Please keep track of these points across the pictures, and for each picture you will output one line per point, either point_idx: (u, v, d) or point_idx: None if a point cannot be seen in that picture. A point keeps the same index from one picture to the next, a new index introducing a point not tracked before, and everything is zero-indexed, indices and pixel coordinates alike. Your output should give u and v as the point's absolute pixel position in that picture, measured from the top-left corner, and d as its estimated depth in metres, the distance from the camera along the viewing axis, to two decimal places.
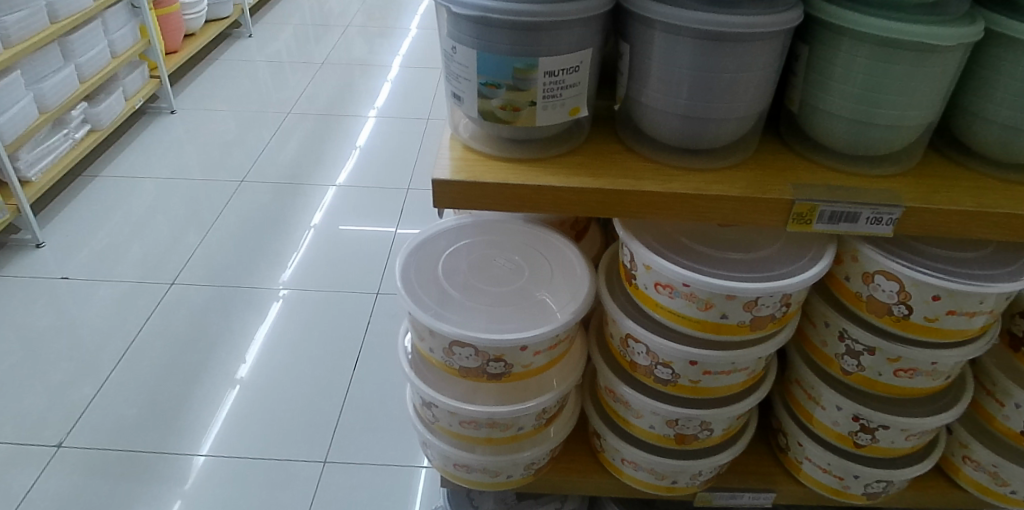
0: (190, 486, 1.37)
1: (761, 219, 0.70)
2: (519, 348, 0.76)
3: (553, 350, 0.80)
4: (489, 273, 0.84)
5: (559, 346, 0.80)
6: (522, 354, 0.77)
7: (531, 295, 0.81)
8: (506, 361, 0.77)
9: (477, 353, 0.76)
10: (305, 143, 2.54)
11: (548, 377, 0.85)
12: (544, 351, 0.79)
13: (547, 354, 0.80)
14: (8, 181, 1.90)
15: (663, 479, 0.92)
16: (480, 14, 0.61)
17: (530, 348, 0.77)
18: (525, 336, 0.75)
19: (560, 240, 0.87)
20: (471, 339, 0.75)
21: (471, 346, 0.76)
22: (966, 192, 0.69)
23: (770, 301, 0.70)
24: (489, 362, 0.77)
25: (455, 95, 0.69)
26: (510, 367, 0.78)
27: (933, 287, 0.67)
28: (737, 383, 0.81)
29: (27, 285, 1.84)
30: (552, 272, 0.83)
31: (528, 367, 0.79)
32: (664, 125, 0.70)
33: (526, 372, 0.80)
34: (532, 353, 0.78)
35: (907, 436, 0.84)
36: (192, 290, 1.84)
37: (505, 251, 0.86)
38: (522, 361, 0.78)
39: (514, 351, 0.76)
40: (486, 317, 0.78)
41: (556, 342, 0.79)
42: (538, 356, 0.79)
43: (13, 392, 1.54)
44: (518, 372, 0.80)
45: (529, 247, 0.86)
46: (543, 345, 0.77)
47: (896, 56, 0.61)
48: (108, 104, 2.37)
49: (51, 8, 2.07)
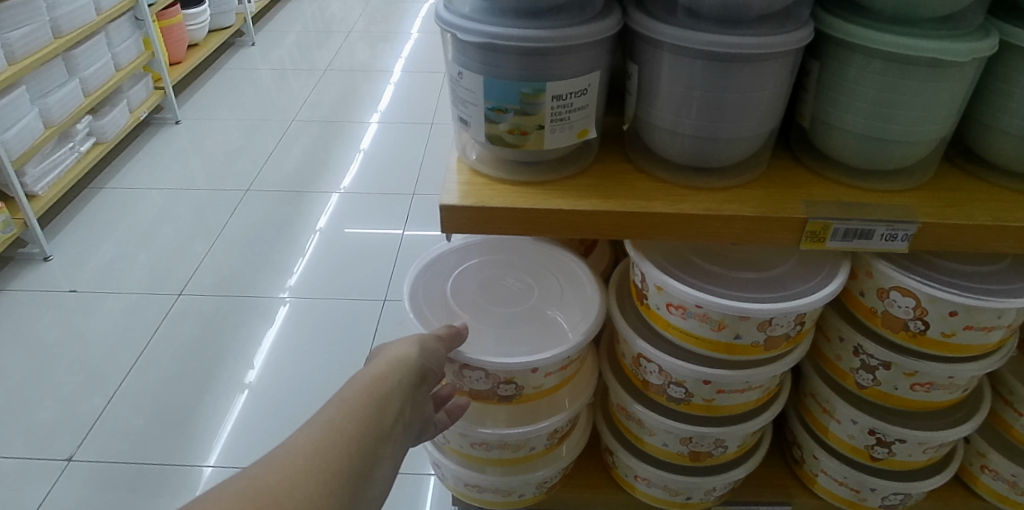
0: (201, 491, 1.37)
1: (773, 239, 0.69)
2: (530, 370, 0.76)
3: (565, 369, 0.79)
4: (498, 292, 0.83)
5: (571, 366, 0.80)
6: (534, 375, 0.77)
7: (542, 315, 0.80)
8: (518, 382, 0.77)
9: (488, 376, 0.76)
10: (309, 150, 2.55)
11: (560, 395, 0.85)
12: (555, 372, 0.78)
13: (558, 375, 0.79)
14: (14, 195, 1.91)
15: (677, 496, 0.92)
16: (487, 41, 0.61)
17: (541, 369, 0.76)
18: (537, 359, 0.74)
19: (571, 258, 0.87)
20: (481, 362, 0.75)
21: (482, 368, 0.76)
22: (981, 204, 0.68)
23: (784, 320, 0.69)
24: (500, 383, 0.77)
25: (462, 119, 0.69)
26: (520, 389, 0.78)
27: (950, 302, 0.67)
28: (751, 401, 0.80)
29: (36, 299, 1.85)
30: (562, 292, 0.83)
31: (539, 388, 0.79)
32: (674, 146, 0.69)
33: (538, 392, 0.80)
34: (543, 374, 0.77)
35: (924, 450, 0.83)
36: (201, 300, 1.84)
37: (514, 271, 0.86)
38: (534, 382, 0.78)
39: (525, 373, 0.76)
40: (496, 339, 0.77)
41: (567, 363, 0.79)
42: (550, 377, 0.79)
43: (23, 406, 1.55)
44: (530, 393, 0.79)
45: (538, 265, 0.86)
46: (555, 365, 0.77)
47: (909, 72, 0.60)
48: (113, 116, 2.38)
49: (55, 23, 2.07)
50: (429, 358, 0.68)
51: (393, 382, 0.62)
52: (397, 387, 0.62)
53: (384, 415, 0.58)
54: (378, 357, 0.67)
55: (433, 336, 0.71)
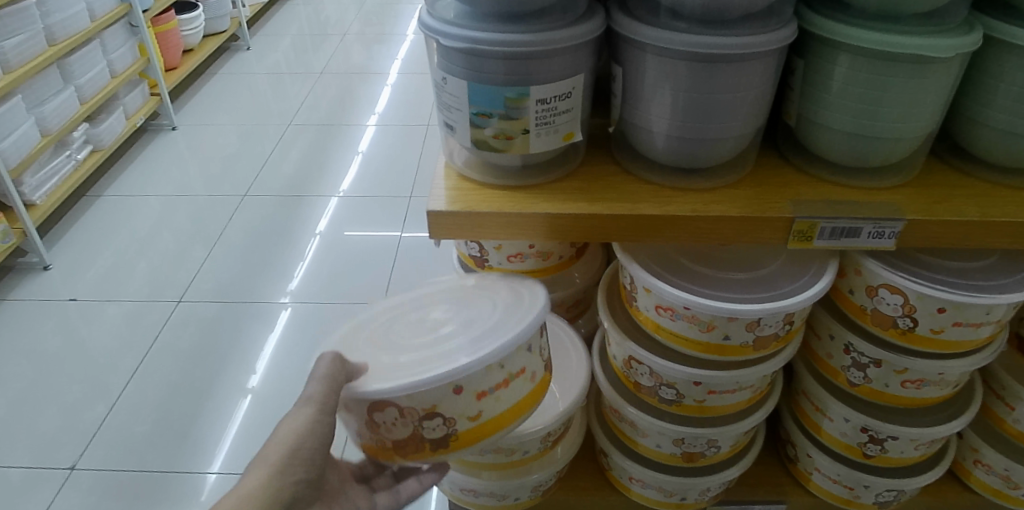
0: (205, 497, 1.38)
1: (762, 239, 0.69)
2: (453, 393, 0.65)
3: (505, 389, 0.69)
4: (411, 328, 0.73)
5: (515, 384, 0.70)
6: (463, 402, 0.66)
7: (464, 329, 0.70)
8: (446, 416, 0.66)
9: (403, 413, 0.66)
10: (307, 153, 2.55)
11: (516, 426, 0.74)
12: (492, 394, 0.68)
13: (499, 400, 0.69)
14: (12, 205, 1.91)
15: (672, 496, 0.92)
16: (469, 46, 0.61)
17: (465, 389, 0.66)
18: (456, 372, 0.64)
19: (513, 280, 0.78)
20: (389, 397, 0.64)
21: (394, 408, 0.65)
22: (967, 199, 0.68)
23: (772, 321, 0.69)
24: (423, 421, 0.66)
25: (448, 125, 0.69)
26: (453, 425, 0.67)
27: (938, 299, 0.67)
28: (742, 401, 0.81)
29: (37, 308, 1.85)
30: (492, 309, 0.73)
31: (479, 417, 0.68)
32: (661, 148, 0.69)
33: (481, 423, 0.68)
34: (474, 400, 0.67)
35: (916, 446, 0.83)
36: (200, 306, 1.84)
37: (437, 307, 0.76)
38: (467, 411, 0.67)
39: (450, 399, 0.65)
40: (406, 364, 0.67)
41: (503, 382, 0.68)
42: (488, 401, 0.68)
43: (25, 416, 1.55)
44: (472, 427, 0.68)
45: (470, 298, 0.77)
46: (487, 380, 0.67)
47: (892, 69, 0.60)
48: (109, 123, 2.38)
49: (49, 31, 2.07)
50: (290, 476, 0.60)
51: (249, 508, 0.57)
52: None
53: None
54: (254, 467, 0.60)
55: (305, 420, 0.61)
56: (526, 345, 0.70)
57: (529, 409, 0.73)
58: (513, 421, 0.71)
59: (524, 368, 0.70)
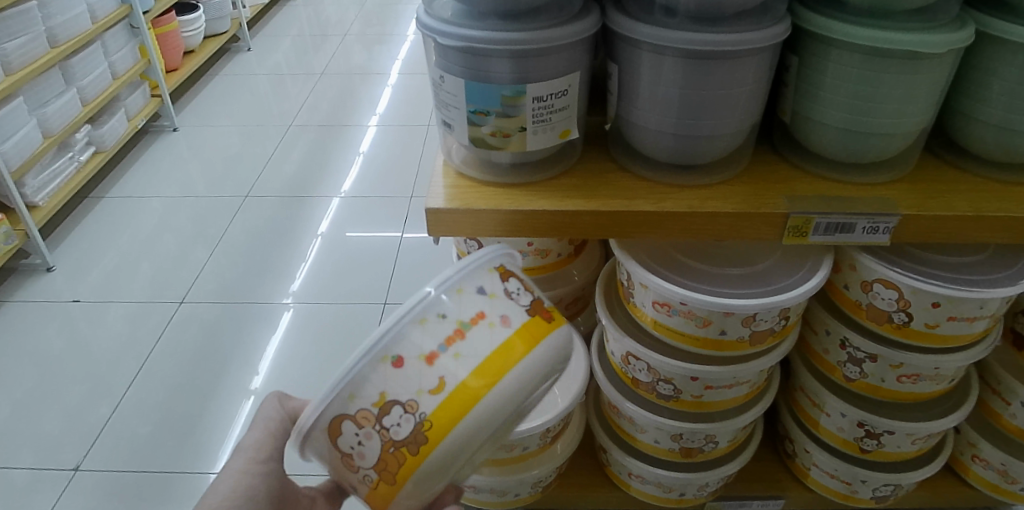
0: None
1: (756, 234, 0.70)
2: (392, 367, 0.54)
3: (464, 342, 0.54)
4: None
5: (476, 335, 0.55)
6: (409, 372, 0.53)
7: None
8: (402, 401, 0.53)
9: (360, 422, 0.55)
10: (308, 154, 2.55)
11: (523, 399, 0.56)
12: (447, 353, 0.54)
13: (461, 359, 0.53)
14: (15, 207, 1.92)
15: (671, 492, 0.93)
16: (465, 44, 0.61)
17: (405, 358, 0.54)
18: (377, 338, 0.54)
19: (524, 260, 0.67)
20: (334, 409, 0.55)
21: (348, 421, 0.55)
22: (961, 194, 0.69)
23: (768, 315, 0.70)
24: (383, 420, 0.54)
25: (445, 122, 0.69)
26: (417, 409, 0.53)
27: (933, 294, 0.67)
28: (740, 396, 0.81)
29: (41, 309, 1.86)
30: None
31: (445, 386, 0.53)
32: (656, 145, 0.69)
33: (449, 393, 0.53)
34: (424, 369, 0.53)
35: (913, 441, 0.83)
36: (202, 307, 1.85)
37: None
38: (423, 384, 0.53)
39: (395, 377, 0.54)
40: None
41: (456, 338, 0.54)
42: (445, 362, 0.53)
43: (30, 417, 1.56)
44: (443, 402, 0.53)
45: None
46: (429, 338, 0.54)
47: (885, 65, 0.61)
48: (111, 125, 2.39)
49: (51, 32, 2.08)
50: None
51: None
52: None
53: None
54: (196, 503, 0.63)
55: (234, 470, 0.65)
56: (476, 289, 0.57)
57: (522, 364, 0.54)
58: (507, 382, 0.54)
59: (484, 313, 0.56)
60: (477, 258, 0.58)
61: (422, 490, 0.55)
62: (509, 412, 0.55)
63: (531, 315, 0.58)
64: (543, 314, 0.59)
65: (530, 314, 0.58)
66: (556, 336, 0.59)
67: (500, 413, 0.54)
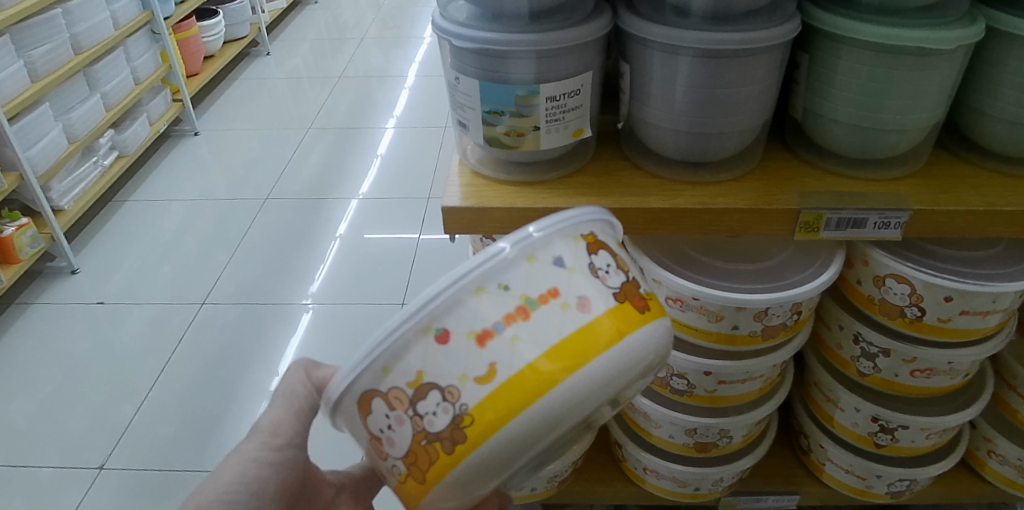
0: None
1: (768, 230, 0.70)
2: (436, 343, 0.47)
3: (526, 323, 0.46)
4: None
5: (542, 316, 0.47)
6: (455, 351, 0.47)
7: None
8: (442, 386, 0.47)
9: (392, 403, 0.49)
10: (327, 156, 2.59)
11: (599, 400, 0.47)
12: (503, 334, 0.46)
13: (519, 344, 0.46)
14: (42, 211, 1.97)
15: (686, 487, 0.94)
16: (480, 46, 0.63)
17: (451, 334, 0.47)
18: (421, 306, 0.47)
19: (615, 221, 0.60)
20: (368, 382, 0.50)
21: (380, 399, 0.50)
22: (973, 189, 0.69)
23: (780, 310, 0.71)
24: (418, 406, 0.48)
25: (461, 123, 0.71)
26: (458, 397, 0.46)
27: (945, 288, 0.68)
28: (754, 391, 0.82)
29: (66, 311, 1.91)
30: None
31: (495, 375, 0.46)
32: (669, 142, 0.70)
33: (499, 384, 0.45)
34: (474, 350, 0.47)
35: (928, 435, 0.84)
36: (223, 309, 1.89)
37: None
38: (469, 368, 0.46)
39: (438, 354, 0.47)
40: None
41: (516, 316, 0.47)
42: (500, 344, 0.46)
43: (57, 416, 1.61)
44: (492, 393, 0.45)
45: None
46: (485, 314, 0.47)
47: (895, 61, 0.61)
48: (133, 130, 2.44)
49: (76, 39, 2.14)
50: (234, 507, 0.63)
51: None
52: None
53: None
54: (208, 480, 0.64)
55: (245, 457, 0.65)
56: (552, 259, 0.49)
57: (598, 361, 0.46)
58: (578, 379, 0.45)
59: (556, 291, 0.48)
60: (556, 224, 0.50)
61: (456, 493, 0.49)
62: (571, 417, 0.47)
63: (618, 300, 0.49)
64: (633, 302, 0.50)
65: (617, 299, 0.49)
66: (646, 329, 0.50)
67: (563, 416, 0.46)
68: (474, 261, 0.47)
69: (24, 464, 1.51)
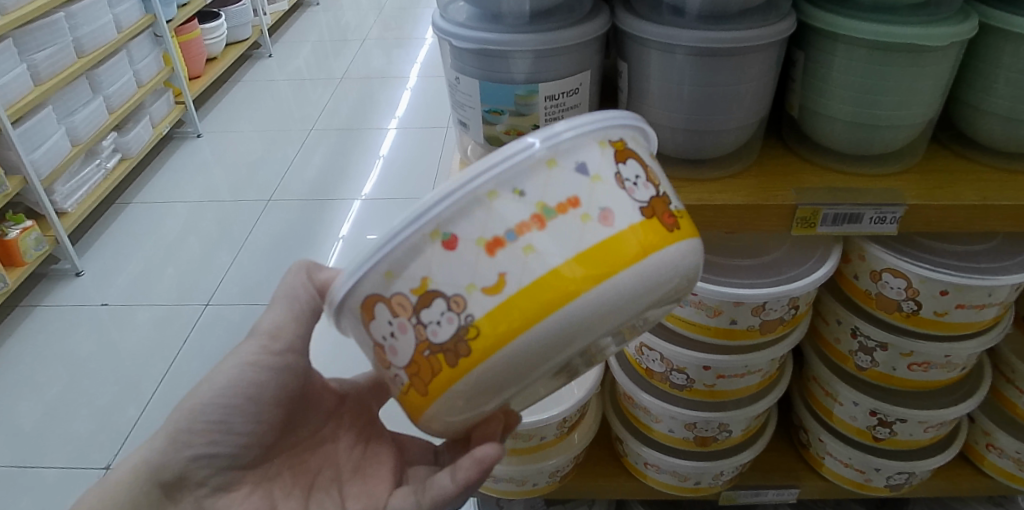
0: None
1: (766, 226, 0.71)
2: (444, 248, 0.47)
3: (542, 233, 0.46)
4: None
5: (560, 225, 0.46)
6: (462, 257, 0.47)
7: None
8: (448, 295, 0.47)
9: (396, 307, 0.50)
10: (329, 158, 2.60)
11: (617, 319, 0.47)
12: (515, 244, 0.46)
13: (533, 254, 0.45)
14: (45, 213, 1.98)
15: (687, 481, 0.94)
16: (480, 46, 0.64)
17: (459, 238, 0.47)
18: (429, 209, 0.47)
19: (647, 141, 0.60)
20: (372, 285, 0.51)
21: (383, 305, 0.51)
22: (969, 184, 0.70)
23: (777, 305, 0.72)
24: (422, 313, 0.49)
25: (462, 122, 0.72)
26: (464, 307, 0.47)
27: (941, 282, 0.69)
28: (753, 385, 0.83)
29: (71, 313, 1.92)
30: None
31: (504, 286, 0.45)
32: (667, 140, 0.71)
33: (508, 295, 0.45)
34: (483, 259, 0.46)
35: (925, 428, 0.85)
36: (226, 310, 1.90)
37: None
38: (477, 275, 0.46)
39: (445, 260, 0.47)
40: None
41: (531, 223, 0.46)
42: (510, 255, 0.46)
43: (62, 417, 1.62)
44: (498, 305, 0.45)
45: None
46: (497, 221, 0.46)
47: (891, 59, 0.62)
48: (136, 132, 2.45)
49: (78, 43, 2.15)
50: (228, 412, 0.65)
51: (182, 431, 0.64)
52: (198, 450, 0.64)
53: (154, 496, 0.63)
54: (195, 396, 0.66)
55: (240, 362, 0.66)
56: (575, 166, 0.48)
57: (618, 276, 0.45)
58: (596, 293, 0.45)
59: (577, 201, 0.47)
60: (582, 130, 0.48)
61: (460, 409, 0.50)
62: (585, 334, 0.47)
63: (643, 216, 0.48)
64: (660, 219, 0.49)
65: (642, 214, 0.48)
66: (673, 249, 0.49)
67: (576, 333, 0.46)
68: (490, 163, 0.46)
69: (30, 465, 1.52)
